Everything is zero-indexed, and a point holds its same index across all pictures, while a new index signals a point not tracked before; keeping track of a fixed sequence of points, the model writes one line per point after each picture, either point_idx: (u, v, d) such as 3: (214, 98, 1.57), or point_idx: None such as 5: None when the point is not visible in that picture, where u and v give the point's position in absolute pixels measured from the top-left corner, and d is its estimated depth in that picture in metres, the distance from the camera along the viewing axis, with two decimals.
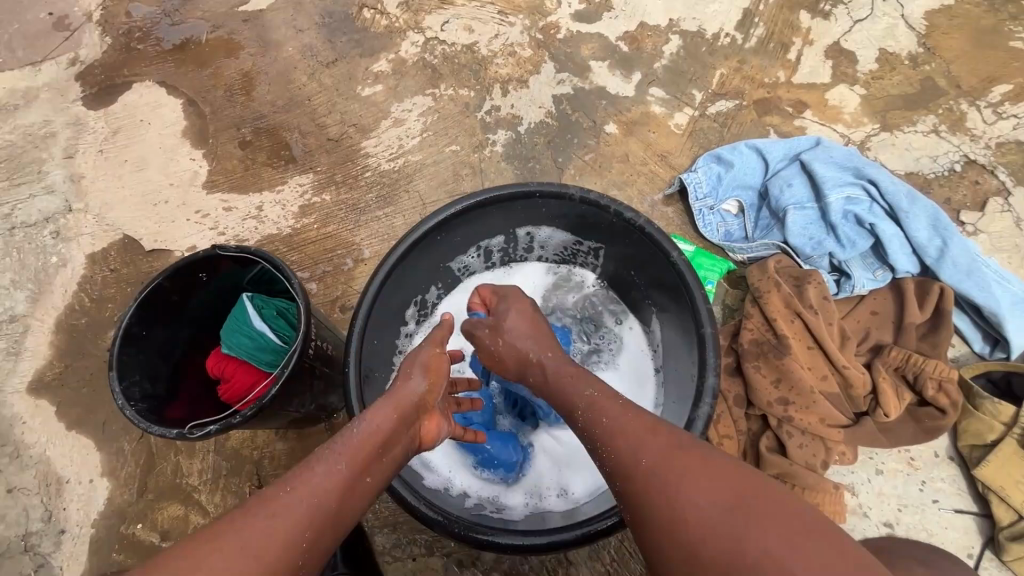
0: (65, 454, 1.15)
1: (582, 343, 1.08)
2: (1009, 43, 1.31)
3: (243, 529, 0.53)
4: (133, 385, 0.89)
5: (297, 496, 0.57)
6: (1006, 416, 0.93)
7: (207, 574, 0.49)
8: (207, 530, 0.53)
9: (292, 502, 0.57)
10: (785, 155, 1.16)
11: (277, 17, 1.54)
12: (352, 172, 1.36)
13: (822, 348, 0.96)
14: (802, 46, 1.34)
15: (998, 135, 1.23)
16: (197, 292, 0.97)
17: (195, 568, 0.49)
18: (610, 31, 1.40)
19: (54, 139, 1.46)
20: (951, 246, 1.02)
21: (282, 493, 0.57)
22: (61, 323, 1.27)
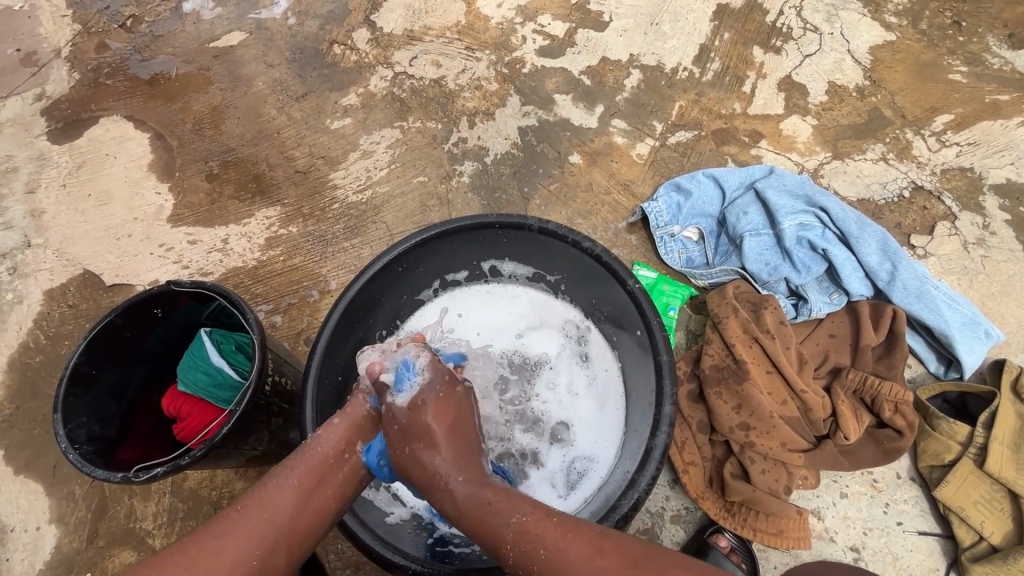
0: (11, 501, 1.10)
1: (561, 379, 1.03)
2: (949, 75, 1.39)
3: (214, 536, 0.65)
4: (79, 427, 0.86)
5: (245, 513, 0.67)
6: (962, 436, 0.95)
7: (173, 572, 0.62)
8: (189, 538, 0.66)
9: (240, 519, 0.67)
10: (741, 183, 1.19)
11: (247, 53, 1.56)
12: (319, 204, 1.36)
13: (781, 372, 0.98)
14: (756, 80, 1.40)
15: (943, 162, 1.29)
16: (154, 328, 0.96)
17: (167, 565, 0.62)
18: (573, 65, 1.45)
19: (16, 174, 1.44)
20: (901, 269, 1.05)
21: (233, 512, 0.67)
22: (13, 362, 1.23)
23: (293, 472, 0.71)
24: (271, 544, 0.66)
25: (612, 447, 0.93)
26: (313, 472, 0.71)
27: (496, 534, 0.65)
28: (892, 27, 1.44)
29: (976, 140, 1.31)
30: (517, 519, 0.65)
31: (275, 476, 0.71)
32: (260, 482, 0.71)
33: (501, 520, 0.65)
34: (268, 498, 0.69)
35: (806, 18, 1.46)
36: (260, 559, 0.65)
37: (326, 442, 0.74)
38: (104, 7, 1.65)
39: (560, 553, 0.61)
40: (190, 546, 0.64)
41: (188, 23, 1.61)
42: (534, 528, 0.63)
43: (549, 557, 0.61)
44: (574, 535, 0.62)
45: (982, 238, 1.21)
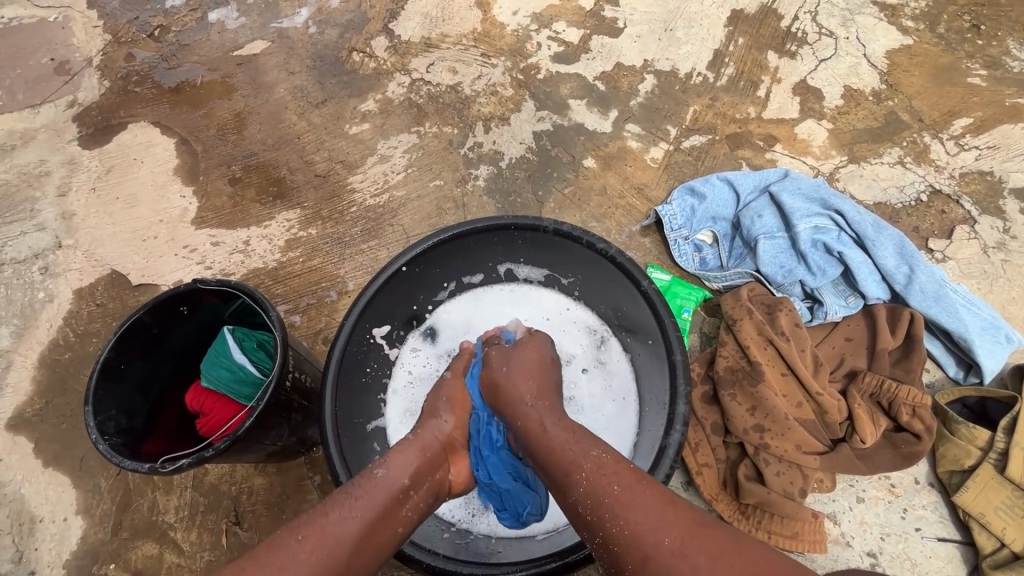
0: (40, 492, 1.13)
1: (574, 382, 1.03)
2: (967, 79, 1.38)
3: (272, 563, 0.58)
4: (108, 420, 0.89)
5: (303, 544, 0.60)
6: (982, 441, 0.93)
7: None
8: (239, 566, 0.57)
9: (295, 551, 0.59)
10: (755, 187, 1.20)
11: (270, 61, 1.61)
12: (338, 207, 1.39)
13: (796, 375, 0.97)
14: (770, 84, 1.40)
15: (961, 166, 1.28)
16: (179, 325, 0.99)
17: None
18: (588, 71, 1.46)
19: (48, 177, 1.49)
20: (918, 272, 1.05)
21: (290, 543, 0.60)
22: (43, 358, 1.27)
23: (358, 503, 0.66)
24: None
25: (626, 447, 0.94)
26: (379, 504, 0.68)
27: (572, 462, 0.68)
28: (909, 31, 1.44)
29: (996, 144, 1.30)
30: (596, 456, 0.67)
31: (337, 505, 0.65)
32: (319, 512, 0.64)
33: (580, 455, 0.68)
34: (331, 526, 0.63)
35: (822, 23, 1.46)
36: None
37: (391, 473, 0.72)
38: (133, 17, 1.71)
39: (624, 503, 0.61)
40: (245, 574, 0.56)
41: (213, 33, 1.66)
42: (612, 465, 0.66)
43: (619, 493, 0.62)
44: (646, 495, 0.62)
45: (1002, 242, 1.20)
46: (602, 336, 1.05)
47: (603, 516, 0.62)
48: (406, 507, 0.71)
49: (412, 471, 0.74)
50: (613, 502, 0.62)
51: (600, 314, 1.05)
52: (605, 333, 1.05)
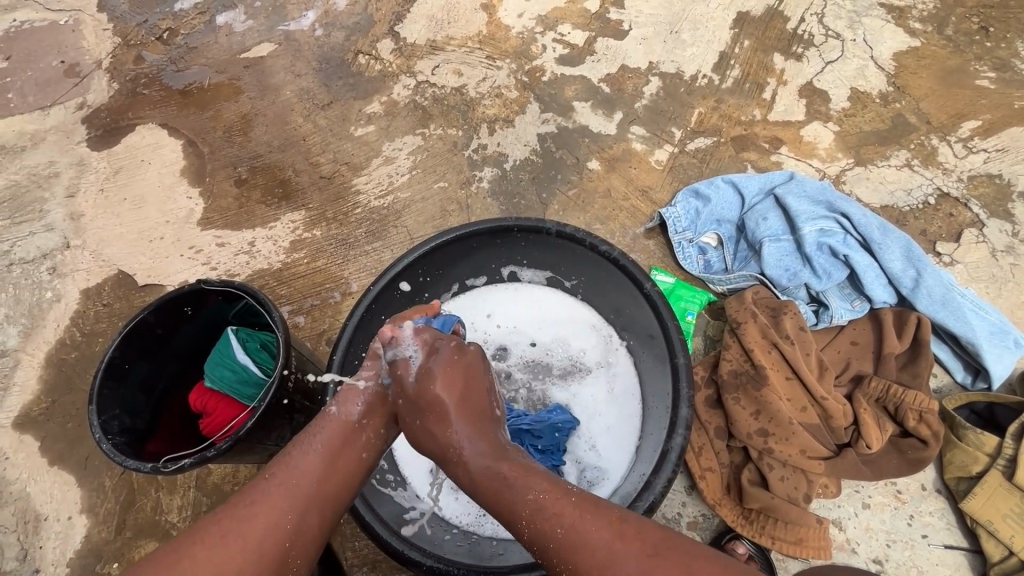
0: (46, 490, 1.14)
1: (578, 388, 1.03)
2: (975, 81, 1.37)
3: (248, 506, 0.63)
4: (112, 419, 0.89)
5: (273, 484, 0.65)
6: (990, 447, 0.92)
7: (199, 550, 0.58)
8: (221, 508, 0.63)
9: (267, 490, 0.65)
10: (760, 189, 1.19)
11: (276, 63, 1.62)
12: (343, 209, 1.39)
13: (801, 378, 0.97)
14: (776, 86, 1.39)
15: (970, 168, 1.27)
16: (183, 326, 0.99)
17: (192, 538, 0.60)
18: (593, 73, 1.46)
19: (57, 179, 1.51)
20: (926, 276, 1.04)
21: (261, 482, 0.66)
22: (50, 358, 1.28)
23: (318, 439, 0.70)
24: (303, 510, 0.64)
25: (628, 450, 0.94)
26: (338, 437, 0.71)
27: (512, 508, 0.63)
28: (917, 33, 1.43)
29: (1005, 146, 1.28)
30: (532, 497, 0.63)
31: (300, 443, 0.70)
32: (284, 452, 0.69)
33: (517, 495, 0.64)
34: (296, 463, 0.68)
35: (828, 24, 1.45)
36: (293, 522, 0.63)
37: (344, 408, 0.74)
38: (143, 20, 1.72)
39: (571, 544, 0.58)
40: (222, 516, 0.61)
41: (220, 36, 1.68)
42: (551, 505, 0.61)
43: (564, 537, 0.59)
44: (587, 542, 0.57)
45: (1011, 245, 1.18)
46: (605, 340, 1.04)
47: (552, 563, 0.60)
48: (369, 430, 0.74)
49: (367, 398, 0.75)
50: (558, 558, 0.59)
51: (603, 317, 1.05)
52: (608, 336, 1.04)
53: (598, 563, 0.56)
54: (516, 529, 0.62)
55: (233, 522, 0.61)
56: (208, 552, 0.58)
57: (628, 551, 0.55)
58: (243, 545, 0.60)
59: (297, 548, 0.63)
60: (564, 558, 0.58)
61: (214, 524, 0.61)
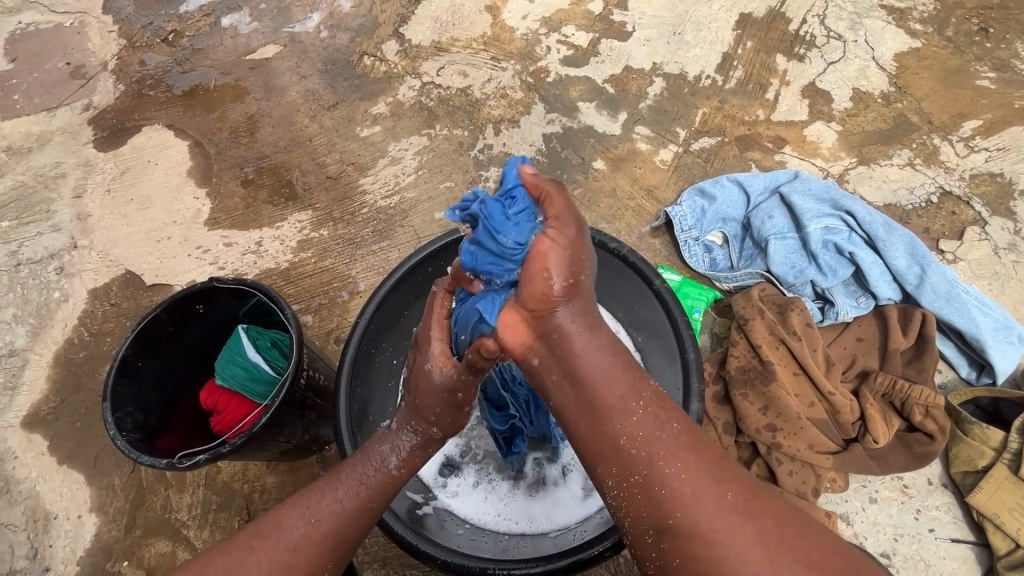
0: (56, 489, 1.14)
1: None
2: (976, 81, 1.38)
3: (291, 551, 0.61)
4: (126, 416, 0.90)
5: (318, 531, 0.63)
6: (996, 441, 0.93)
7: None
8: (259, 539, 0.61)
9: (312, 537, 0.63)
10: (765, 188, 1.20)
11: (281, 65, 1.63)
12: (349, 209, 1.40)
13: (808, 374, 0.98)
14: (778, 87, 1.41)
15: (971, 167, 1.28)
16: (194, 324, 1.00)
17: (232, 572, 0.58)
18: (597, 74, 1.48)
19: (64, 179, 1.51)
20: (930, 272, 1.05)
21: (307, 527, 0.63)
22: (58, 357, 1.29)
23: (370, 492, 0.68)
24: (342, 555, 0.65)
25: None
26: (389, 490, 0.69)
27: (625, 392, 0.58)
28: (917, 34, 1.45)
29: (1006, 145, 1.30)
30: (653, 388, 0.60)
31: (351, 492, 0.67)
32: (334, 496, 0.66)
33: (632, 382, 0.59)
34: (344, 513, 0.65)
35: (830, 26, 1.47)
36: (331, 566, 0.64)
37: (404, 461, 0.71)
38: (148, 22, 1.73)
39: (685, 449, 0.55)
40: (262, 558, 0.60)
41: (226, 37, 1.69)
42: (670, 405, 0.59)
43: (680, 436, 0.56)
44: (707, 453, 0.55)
45: (1013, 243, 1.20)
46: None
47: (656, 461, 0.55)
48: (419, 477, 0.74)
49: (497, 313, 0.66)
50: (671, 453, 0.55)
51: None
52: None
53: (712, 478, 0.53)
54: (625, 412, 0.57)
55: (274, 570, 0.60)
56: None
57: (746, 484, 0.53)
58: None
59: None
60: (669, 453, 0.55)
61: (254, 562, 0.59)
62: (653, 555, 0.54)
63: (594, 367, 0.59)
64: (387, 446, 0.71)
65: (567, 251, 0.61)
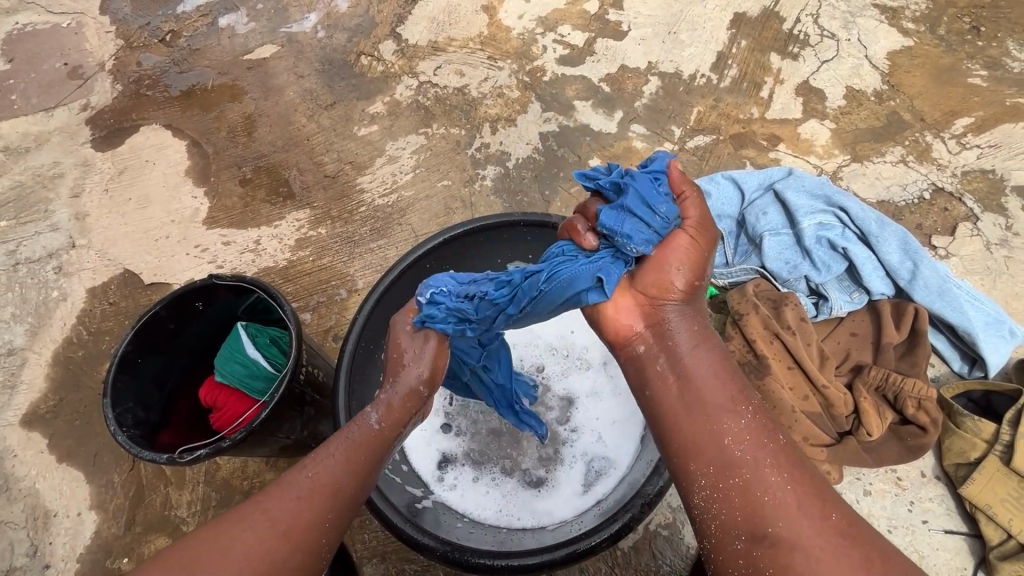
0: (55, 487, 1.15)
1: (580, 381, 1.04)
2: (967, 79, 1.40)
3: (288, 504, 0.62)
4: (126, 412, 0.90)
5: (312, 483, 0.65)
6: (988, 433, 0.94)
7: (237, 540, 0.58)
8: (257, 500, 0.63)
9: (306, 490, 0.64)
10: (759, 185, 1.21)
11: (279, 65, 1.64)
12: (347, 207, 1.41)
13: (802, 368, 0.99)
14: (773, 85, 1.42)
15: (963, 164, 1.29)
16: (194, 321, 1.01)
17: (233, 526, 0.60)
18: (593, 73, 1.49)
19: (62, 179, 1.52)
20: (922, 267, 1.06)
21: (301, 480, 0.65)
22: (57, 356, 1.29)
23: (357, 447, 0.69)
24: (341, 511, 0.65)
25: (633, 440, 0.96)
26: (377, 445, 0.71)
27: (723, 404, 0.59)
28: (910, 33, 1.46)
29: (997, 142, 1.31)
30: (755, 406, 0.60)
31: (338, 448, 0.69)
32: (323, 453, 0.68)
33: (734, 399, 0.60)
34: (335, 467, 0.67)
35: (823, 25, 1.48)
36: (331, 522, 0.64)
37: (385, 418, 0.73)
38: (145, 23, 1.74)
39: (779, 470, 0.55)
40: (259, 512, 0.61)
41: (223, 37, 1.69)
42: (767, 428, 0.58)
43: (774, 460, 0.55)
44: (802, 479, 0.54)
45: (1005, 239, 1.21)
46: None
47: (760, 467, 0.55)
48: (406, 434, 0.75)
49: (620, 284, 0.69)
50: (774, 464, 0.55)
51: None
52: None
53: (801, 505, 0.52)
54: (724, 422, 0.58)
55: (272, 523, 0.61)
56: (250, 547, 0.58)
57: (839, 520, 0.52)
58: (287, 546, 0.60)
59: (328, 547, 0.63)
60: (764, 471, 0.55)
61: (253, 517, 0.61)
62: (742, 564, 0.52)
63: (701, 370, 0.62)
64: (366, 409, 0.73)
65: (691, 256, 0.66)
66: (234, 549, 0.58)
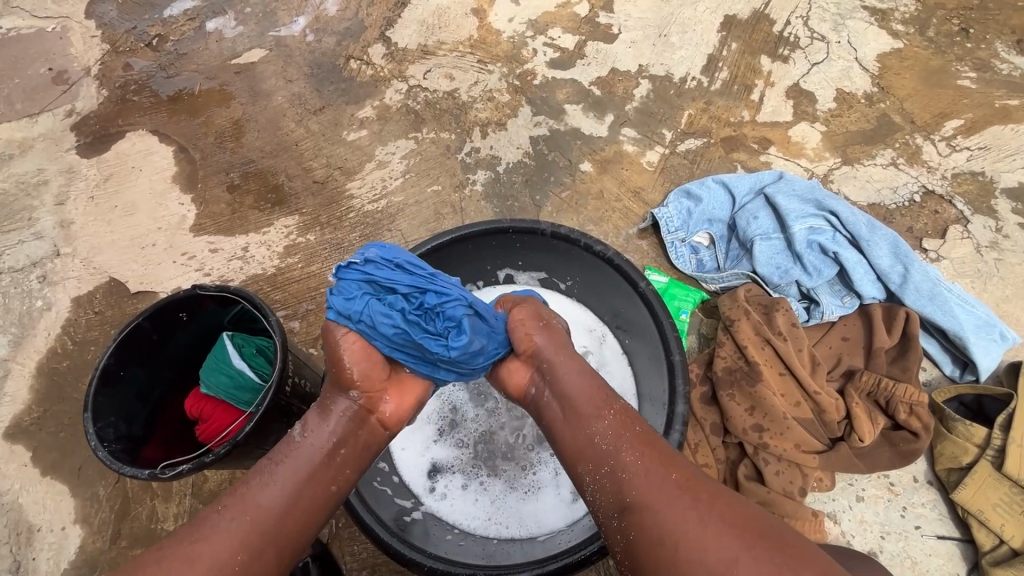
0: (39, 501, 1.13)
1: None
2: (957, 81, 1.40)
3: (200, 542, 0.64)
4: (108, 426, 0.89)
5: (226, 520, 0.66)
6: (979, 438, 0.94)
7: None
8: (174, 538, 0.65)
9: (221, 527, 0.65)
10: (750, 189, 1.21)
11: (267, 69, 1.62)
12: (336, 213, 1.39)
13: (794, 374, 0.98)
14: (764, 88, 1.42)
15: (953, 166, 1.29)
16: (178, 332, 0.99)
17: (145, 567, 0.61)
18: (583, 76, 1.48)
19: (46, 187, 1.50)
20: (912, 271, 1.06)
21: (216, 518, 0.66)
22: (41, 367, 1.27)
23: (277, 474, 0.70)
24: (257, 548, 0.65)
25: None
26: (300, 470, 0.71)
27: (594, 411, 0.72)
28: (899, 35, 1.46)
29: (987, 145, 1.31)
30: (619, 407, 0.72)
31: (258, 477, 0.70)
32: (241, 484, 0.69)
33: (602, 405, 0.72)
34: (252, 499, 0.68)
35: (814, 27, 1.48)
36: (243, 561, 0.64)
37: (310, 439, 0.74)
38: (131, 27, 1.72)
39: (638, 459, 0.65)
40: (169, 551, 0.62)
41: (211, 42, 1.68)
42: (626, 421, 0.70)
43: (632, 450, 0.66)
44: (658, 461, 0.65)
45: (995, 241, 1.21)
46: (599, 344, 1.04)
47: (619, 451, 0.67)
48: (346, 453, 0.75)
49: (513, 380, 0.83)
50: (631, 447, 0.67)
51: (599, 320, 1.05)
52: (603, 338, 1.05)
53: (654, 485, 0.63)
54: (594, 424, 0.70)
55: (183, 562, 0.62)
56: None
57: (688, 493, 0.61)
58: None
59: None
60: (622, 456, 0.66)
61: (164, 557, 0.62)
62: (618, 537, 0.62)
63: (576, 389, 0.75)
64: (292, 426, 0.76)
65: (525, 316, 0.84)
66: None
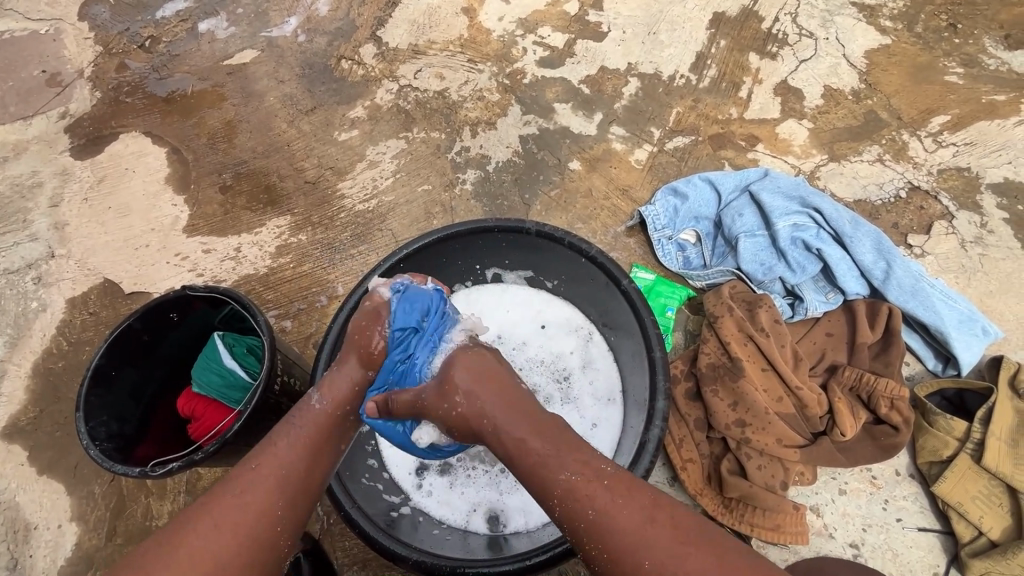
0: (35, 499, 1.14)
1: (556, 388, 1.03)
2: (944, 77, 1.40)
3: (235, 493, 0.67)
4: (100, 425, 0.90)
5: (260, 473, 0.70)
6: (960, 432, 0.95)
7: (195, 530, 0.63)
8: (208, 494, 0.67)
9: (256, 479, 0.69)
10: (736, 186, 1.22)
11: (259, 70, 1.63)
12: (328, 213, 1.41)
13: (776, 370, 0.99)
14: (751, 85, 1.42)
15: (939, 162, 1.30)
16: (169, 332, 1.01)
17: (190, 520, 0.64)
18: (573, 75, 1.49)
19: (41, 189, 1.51)
20: (895, 267, 1.07)
21: (249, 472, 0.70)
22: (37, 367, 1.28)
23: (300, 432, 0.75)
24: (292, 495, 0.70)
25: (608, 444, 0.97)
26: (319, 429, 0.76)
27: (544, 486, 0.66)
28: (887, 31, 1.47)
29: (972, 140, 1.32)
30: (564, 480, 0.65)
31: (282, 437, 0.74)
32: (268, 442, 0.74)
33: (550, 476, 0.66)
34: (281, 453, 0.72)
35: (802, 24, 1.49)
36: (283, 508, 0.68)
37: (327, 403, 0.80)
38: (125, 28, 1.73)
39: (601, 545, 0.61)
40: (210, 504, 0.66)
41: (203, 43, 1.68)
42: (581, 494, 0.64)
43: (594, 535, 0.62)
44: (620, 545, 0.60)
45: (979, 237, 1.22)
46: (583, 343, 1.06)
47: (581, 543, 0.63)
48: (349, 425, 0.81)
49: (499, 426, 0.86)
50: (589, 535, 0.62)
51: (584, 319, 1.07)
52: (588, 336, 1.06)
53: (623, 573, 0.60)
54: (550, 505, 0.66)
55: (227, 513, 0.65)
56: (201, 543, 0.62)
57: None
58: (239, 539, 0.64)
59: (285, 530, 0.68)
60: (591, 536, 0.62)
61: (208, 507, 0.65)
62: None
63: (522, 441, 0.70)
64: (309, 392, 0.81)
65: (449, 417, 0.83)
66: (190, 539, 0.62)
